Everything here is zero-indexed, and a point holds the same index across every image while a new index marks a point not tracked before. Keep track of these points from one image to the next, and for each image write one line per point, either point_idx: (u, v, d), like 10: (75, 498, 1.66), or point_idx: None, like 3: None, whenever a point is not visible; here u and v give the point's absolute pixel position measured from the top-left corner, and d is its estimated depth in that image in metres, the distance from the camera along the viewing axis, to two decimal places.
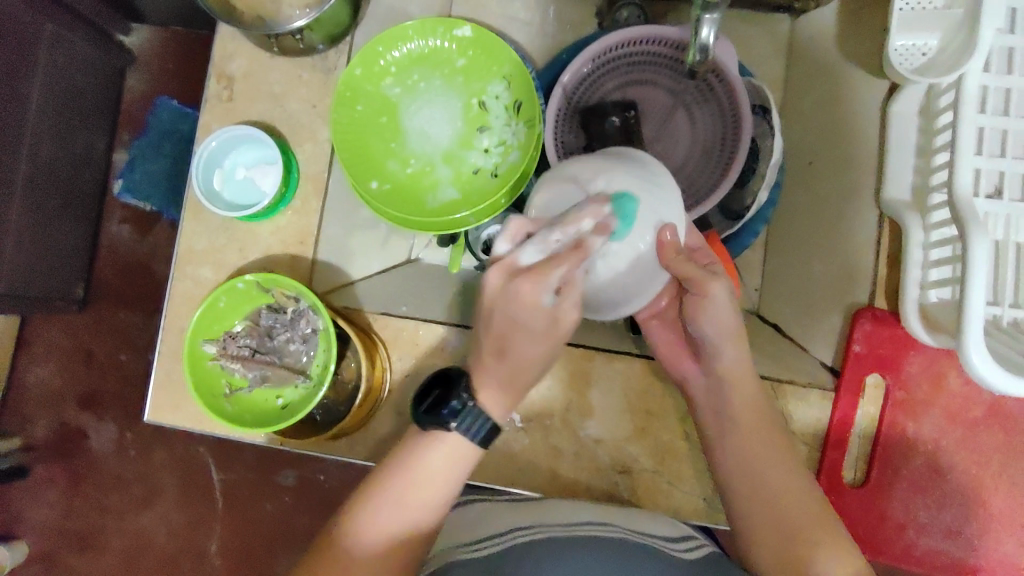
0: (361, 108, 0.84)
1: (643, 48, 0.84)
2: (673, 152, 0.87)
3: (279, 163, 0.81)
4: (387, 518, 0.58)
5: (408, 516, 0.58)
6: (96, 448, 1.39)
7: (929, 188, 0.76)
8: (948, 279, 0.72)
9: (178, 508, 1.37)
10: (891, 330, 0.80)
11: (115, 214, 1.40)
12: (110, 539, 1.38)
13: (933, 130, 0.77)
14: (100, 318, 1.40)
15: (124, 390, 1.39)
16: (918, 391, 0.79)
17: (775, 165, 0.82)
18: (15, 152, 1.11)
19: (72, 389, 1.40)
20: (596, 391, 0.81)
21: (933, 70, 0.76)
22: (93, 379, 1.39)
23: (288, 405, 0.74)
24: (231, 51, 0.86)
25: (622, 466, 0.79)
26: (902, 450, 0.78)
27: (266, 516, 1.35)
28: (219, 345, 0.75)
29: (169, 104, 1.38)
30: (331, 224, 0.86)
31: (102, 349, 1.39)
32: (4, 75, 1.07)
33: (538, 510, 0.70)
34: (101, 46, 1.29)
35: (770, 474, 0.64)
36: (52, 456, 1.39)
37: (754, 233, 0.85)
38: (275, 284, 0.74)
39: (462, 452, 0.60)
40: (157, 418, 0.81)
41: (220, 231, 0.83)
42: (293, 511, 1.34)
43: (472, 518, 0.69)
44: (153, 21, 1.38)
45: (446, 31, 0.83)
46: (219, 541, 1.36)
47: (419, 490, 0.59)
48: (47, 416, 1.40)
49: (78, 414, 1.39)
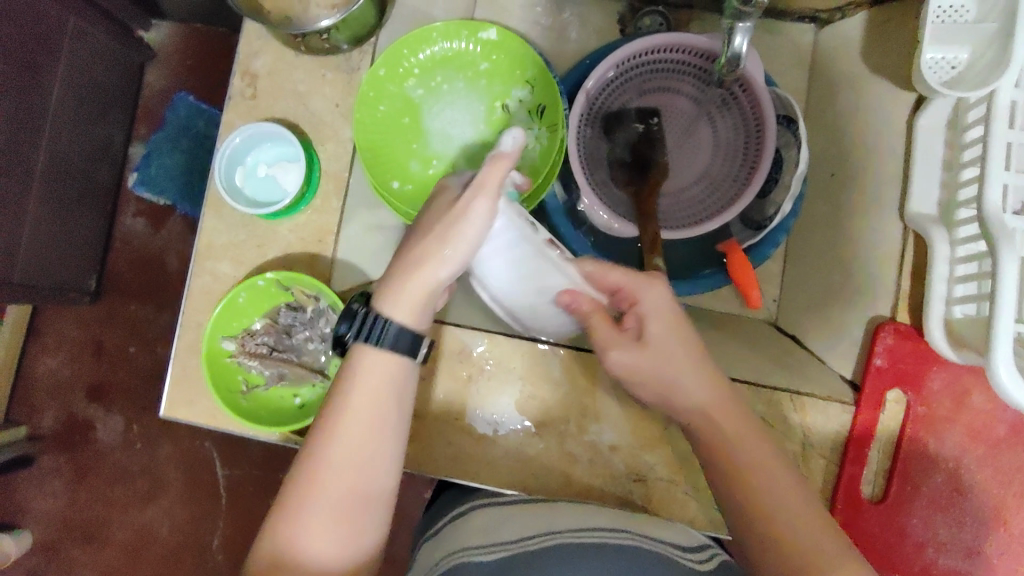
0: (384, 108, 0.83)
1: (667, 56, 0.83)
2: (694, 160, 0.88)
3: (301, 161, 0.81)
4: (328, 486, 0.56)
5: (342, 476, 0.56)
6: (103, 440, 1.39)
7: (956, 203, 0.75)
8: (974, 296, 0.71)
9: (183, 503, 1.37)
10: (914, 344, 0.78)
11: (131, 206, 1.42)
12: (114, 531, 1.38)
13: (960, 145, 0.76)
14: (113, 311, 1.41)
15: (133, 384, 1.40)
16: (941, 408, 0.77)
17: (800, 176, 0.80)
18: (34, 142, 1.12)
19: (81, 381, 1.40)
20: (613, 399, 0.80)
21: (964, 82, 0.75)
22: (103, 371, 1.40)
23: (305, 404, 0.75)
24: (257, 48, 0.85)
25: (638, 475, 0.79)
26: (922, 467, 0.77)
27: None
28: (237, 342, 0.74)
29: (187, 100, 1.39)
30: (351, 223, 0.85)
31: (113, 342, 1.40)
32: (27, 63, 1.07)
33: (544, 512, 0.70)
34: (123, 41, 1.30)
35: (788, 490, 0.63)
36: (59, 448, 1.39)
37: (776, 243, 0.84)
38: (295, 282, 0.74)
39: (374, 421, 0.58)
40: (172, 414, 0.80)
41: (240, 227, 0.83)
42: None
43: (484, 521, 0.71)
44: (174, 17, 1.39)
45: (471, 33, 0.83)
46: (224, 537, 1.36)
47: (348, 456, 0.57)
48: (55, 407, 1.40)
49: (87, 406, 1.40)
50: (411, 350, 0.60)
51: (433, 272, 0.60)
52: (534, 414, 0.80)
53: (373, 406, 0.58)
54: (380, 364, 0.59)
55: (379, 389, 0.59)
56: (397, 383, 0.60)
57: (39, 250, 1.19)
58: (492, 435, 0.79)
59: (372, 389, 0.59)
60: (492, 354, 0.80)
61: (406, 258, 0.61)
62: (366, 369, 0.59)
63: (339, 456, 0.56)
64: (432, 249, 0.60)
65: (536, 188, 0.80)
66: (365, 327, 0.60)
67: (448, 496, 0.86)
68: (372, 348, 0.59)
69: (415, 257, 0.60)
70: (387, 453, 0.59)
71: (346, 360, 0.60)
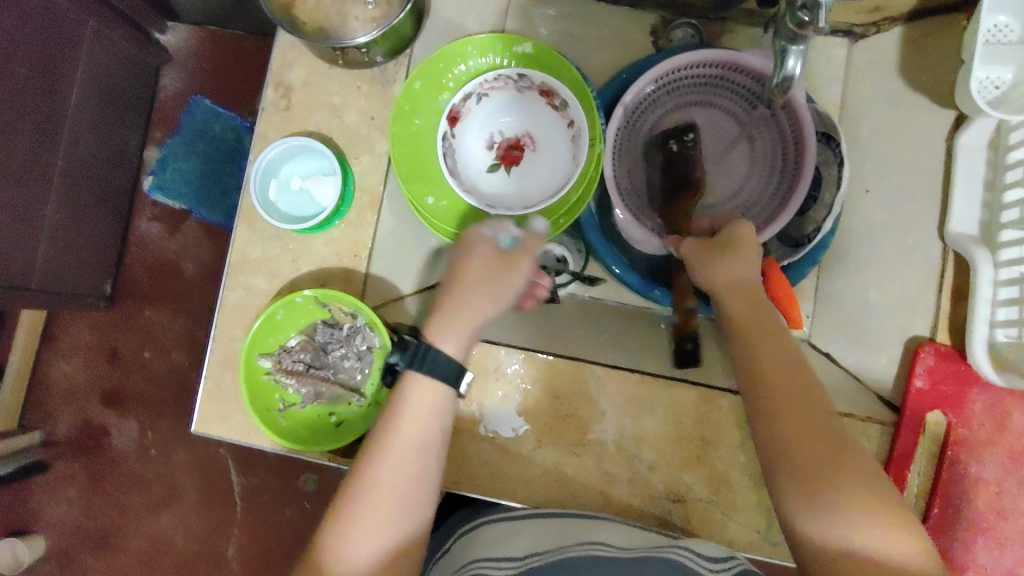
0: (419, 121, 0.82)
1: (704, 71, 0.83)
2: (732, 174, 0.87)
3: (337, 174, 0.81)
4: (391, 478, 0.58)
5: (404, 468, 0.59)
6: (117, 445, 1.38)
7: (998, 224, 0.76)
8: (1017, 319, 0.72)
9: (197, 510, 1.36)
10: (954, 366, 0.78)
11: (146, 211, 1.41)
12: (128, 537, 1.37)
13: (1003, 165, 0.77)
14: (128, 316, 1.40)
15: (147, 390, 1.39)
16: (982, 431, 0.77)
17: (840, 196, 0.80)
18: (53, 147, 1.11)
19: (95, 387, 1.39)
20: (651, 418, 0.79)
21: (1007, 105, 0.75)
22: (117, 377, 1.39)
23: (343, 422, 0.73)
24: (291, 60, 0.85)
25: (676, 495, 0.78)
26: (963, 490, 0.76)
27: (288, 522, 1.35)
28: (274, 359, 0.73)
29: (203, 105, 1.39)
30: (385, 238, 0.84)
31: (128, 347, 1.39)
32: (46, 68, 1.06)
33: (556, 526, 0.70)
34: (139, 44, 1.29)
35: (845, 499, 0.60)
36: (73, 454, 1.39)
37: (814, 262, 0.83)
38: (333, 299, 0.73)
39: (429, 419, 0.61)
40: (204, 430, 0.80)
41: (274, 241, 0.82)
42: (313, 517, 1.34)
43: (494, 535, 0.70)
44: (189, 20, 1.38)
45: (507, 47, 0.82)
46: (238, 544, 1.35)
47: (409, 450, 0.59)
48: (69, 412, 1.39)
49: (101, 411, 1.39)
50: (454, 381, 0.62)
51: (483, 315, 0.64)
52: (570, 431, 0.79)
53: (430, 423, 0.61)
54: (433, 392, 0.61)
55: (436, 411, 0.61)
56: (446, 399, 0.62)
57: (56, 255, 1.18)
58: (529, 452, 0.79)
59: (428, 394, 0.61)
60: (528, 371, 0.80)
61: (463, 294, 0.64)
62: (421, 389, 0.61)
63: (398, 448, 0.59)
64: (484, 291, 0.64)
65: (574, 202, 0.78)
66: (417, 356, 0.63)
67: (464, 509, 0.85)
68: (425, 376, 0.61)
69: (470, 297, 0.64)
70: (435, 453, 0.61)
71: (404, 381, 0.63)
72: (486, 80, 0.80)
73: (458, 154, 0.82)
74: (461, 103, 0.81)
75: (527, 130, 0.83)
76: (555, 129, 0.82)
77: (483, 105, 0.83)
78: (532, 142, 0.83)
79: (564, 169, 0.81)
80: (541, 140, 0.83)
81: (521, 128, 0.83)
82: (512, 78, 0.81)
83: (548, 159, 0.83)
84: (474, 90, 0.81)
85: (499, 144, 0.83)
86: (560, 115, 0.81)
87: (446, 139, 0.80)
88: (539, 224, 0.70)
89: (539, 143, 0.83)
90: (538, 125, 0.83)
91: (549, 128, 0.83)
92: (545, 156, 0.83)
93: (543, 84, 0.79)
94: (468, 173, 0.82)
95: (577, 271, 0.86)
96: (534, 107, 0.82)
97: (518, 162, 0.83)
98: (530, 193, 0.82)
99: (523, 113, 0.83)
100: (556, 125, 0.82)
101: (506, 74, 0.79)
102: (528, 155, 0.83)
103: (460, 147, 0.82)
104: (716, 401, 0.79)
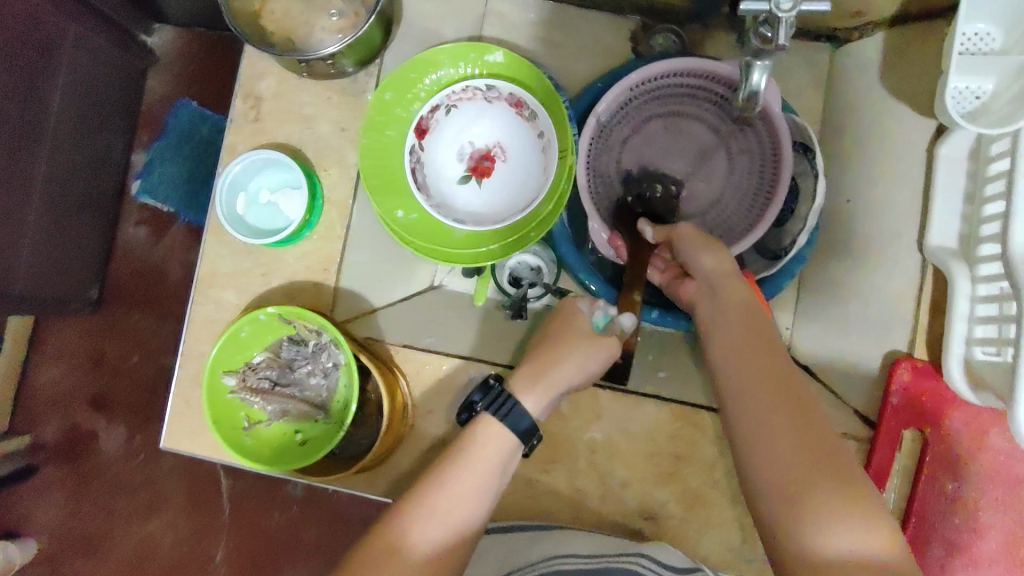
0: (392, 133, 0.80)
1: (680, 80, 0.82)
2: (708, 184, 0.85)
3: (303, 188, 0.79)
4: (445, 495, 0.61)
5: (461, 495, 0.61)
6: (105, 450, 1.38)
7: (977, 238, 0.73)
8: (994, 337, 0.69)
9: (184, 514, 1.36)
10: (930, 382, 0.76)
11: (132, 216, 1.39)
12: (116, 541, 1.37)
13: (983, 178, 0.74)
14: (113, 321, 1.39)
15: (135, 395, 1.39)
16: (960, 448, 0.75)
17: (817, 209, 0.78)
18: (32, 152, 1.10)
19: (82, 392, 1.39)
20: (624, 434, 0.78)
21: (983, 118, 0.73)
22: (105, 381, 1.39)
23: (308, 441, 0.72)
24: (261, 70, 0.83)
25: (649, 512, 0.77)
26: (939, 508, 0.75)
27: (274, 526, 1.34)
28: (238, 378, 0.72)
29: (190, 107, 1.35)
30: (355, 251, 0.83)
31: (114, 352, 1.39)
32: (24, 73, 1.05)
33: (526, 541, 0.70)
34: (122, 45, 1.28)
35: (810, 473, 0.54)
36: (61, 459, 1.39)
37: (791, 275, 0.81)
38: (298, 317, 0.72)
39: (492, 454, 0.64)
40: (173, 446, 0.80)
41: (243, 255, 0.81)
42: (302, 521, 1.34)
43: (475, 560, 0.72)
44: (175, 21, 1.37)
45: (479, 56, 0.79)
46: (225, 550, 1.35)
47: (465, 482, 0.62)
48: (58, 417, 1.39)
49: (89, 416, 1.39)
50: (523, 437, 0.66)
51: (563, 377, 0.68)
52: (542, 448, 0.78)
53: (494, 461, 0.63)
54: (500, 437, 0.64)
55: (500, 451, 0.64)
56: (507, 453, 0.64)
57: (38, 261, 1.17)
58: None
59: (493, 437, 0.64)
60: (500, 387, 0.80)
61: (549, 352, 0.69)
62: (489, 438, 0.64)
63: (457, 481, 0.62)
64: (563, 350, 0.69)
65: (546, 214, 0.77)
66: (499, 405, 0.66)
67: None
68: (500, 424, 0.65)
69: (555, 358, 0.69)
70: (489, 490, 0.63)
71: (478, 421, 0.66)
72: (454, 91, 0.79)
73: (428, 167, 0.80)
74: (430, 114, 0.78)
75: (497, 140, 0.82)
76: (524, 138, 0.81)
77: (451, 117, 0.80)
78: (502, 152, 0.82)
79: (536, 179, 0.80)
80: (512, 149, 0.82)
81: (491, 137, 0.82)
82: (479, 89, 0.79)
83: (519, 169, 0.81)
84: (442, 101, 0.79)
85: (470, 156, 0.82)
86: (530, 124, 0.80)
87: (415, 152, 0.78)
88: (624, 321, 0.71)
89: (510, 153, 0.82)
90: (508, 134, 0.82)
91: (519, 137, 0.81)
92: (516, 166, 0.81)
93: (511, 95, 0.79)
94: (439, 188, 0.81)
95: (550, 283, 0.85)
96: (502, 117, 0.81)
97: (490, 173, 0.81)
98: (501, 205, 0.81)
99: (492, 123, 0.81)
100: (526, 133, 0.81)
101: (473, 84, 0.78)
102: (500, 166, 0.82)
103: (429, 161, 0.80)
104: (690, 418, 0.78)
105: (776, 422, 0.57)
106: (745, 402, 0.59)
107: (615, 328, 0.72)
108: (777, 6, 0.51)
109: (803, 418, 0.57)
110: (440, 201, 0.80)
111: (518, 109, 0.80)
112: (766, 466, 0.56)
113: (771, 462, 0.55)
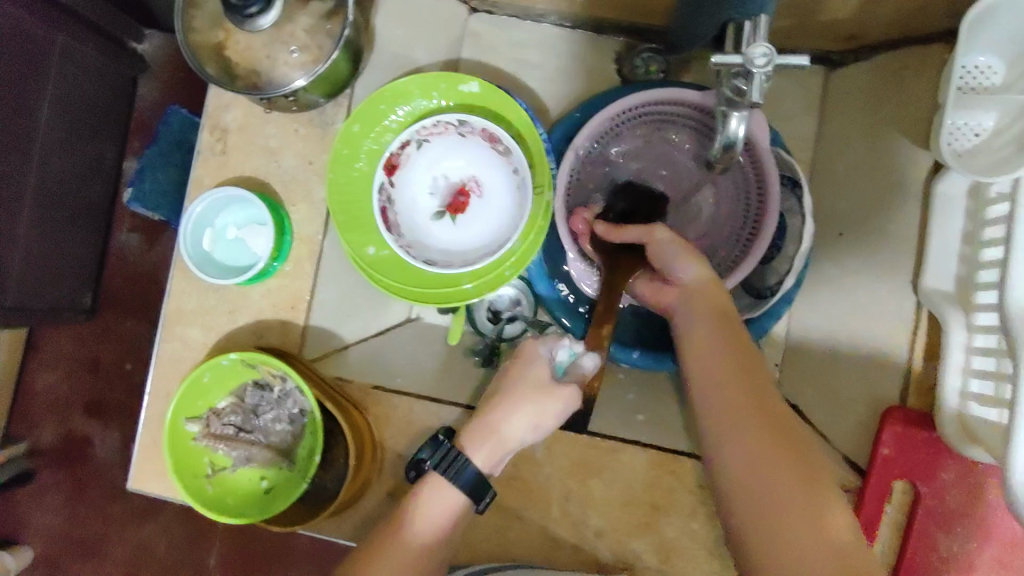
0: (361, 166, 0.77)
1: (669, 109, 0.78)
2: (693, 217, 0.81)
3: (269, 226, 0.77)
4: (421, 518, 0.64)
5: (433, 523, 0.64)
6: (100, 456, 1.29)
7: (975, 284, 0.70)
8: (993, 397, 0.65)
9: (179, 520, 1.28)
10: (923, 434, 0.72)
11: (125, 222, 1.29)
12: (114, 545, 1.28)
13: (983, 220, 0.70)
14: (110, 327, 1.29)
15: (129, 400, 1.29)
16: (953, 500, 0.72)
17: (805, 251, 0.75)
18: (23, 161, 1.01)
19: (78, 396, 1.29)
20: (598, 480, 0.76)
21: (982, 156, 0.70)
22: (98, 387, 1.29)
23: (272, 489, 0.70)
24: (227, 101, 0.81)
25: (624, 563, 0.74)
26: (932, 564, 0.71)
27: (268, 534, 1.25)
28: (202, 424, 0.71)
29: (179, 113, 1.22)
30: (323, 287, 0.81)
31: (109, 357, 1.29)
32: (8, 83, 0.96)
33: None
34: (109, 53, 1.18)
35: (767, 463, 0.51)
36: (57, 462, 1.29)
37: (776, 316, 0.79)
38: (261, 362, 0.70)
39: (450, 501, 0.65)
40: (140, 486, 0.78)
41: (209, 292, 0.79)
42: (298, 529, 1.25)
43: None
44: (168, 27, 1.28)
45: (451, 87, 0.76)
46: (220, 556, 1.26)
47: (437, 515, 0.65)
48: (54, 421, 1.29)
49: (85, 422, 1.29)
50: (475, 495, 0.66)
51: (523, 431, 0.67)
52: (513, 494, 0.76)
53: (445, 517, 0.65)
54: (449, 498, 0.65)
55: (451, 510, 0.65)
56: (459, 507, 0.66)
57: (33, 268, 1.08)
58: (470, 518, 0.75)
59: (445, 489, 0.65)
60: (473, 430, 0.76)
61: (500, 407, 0.68)
62: (442, 493, 0.65)
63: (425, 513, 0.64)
64: (528, 393, 0.68)
65: (521, 252, 0.74)
66: (449, 465, 0.65)
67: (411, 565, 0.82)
68: (446, 484, 0.65)
69: (505, 412, 0.68)
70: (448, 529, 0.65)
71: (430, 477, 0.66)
72: (424, 126, 0.75)
73: (399, 205, 0.77)
74: (400, 149, 0.75)
75: (472, 174, 0.79)
76: (501, 171, 0.78)
77: (423, 152, 0.77)
78: (479, 185, 0.79)
79: (513, 215, 0.77)
80: (489, 183, 0.79)
81: (466, 171, 0.79)
82: (452, 124, 0.76)
83: (496, 204, 0.78)
84: (413, 136, 0.76)
85: (444, 192, 0.79)
86: (505, 159, 0.77)
87: (384, 190, 0.75)
88: (586, 363, 0.68)
89: (486, 186, 0.79)
90: (484, 167, 0.78)
91: (496, 170, 0.78)
92: (493, 201, 0.78)
93: (485, 130, 0.75)
94: (414, 225, 0.78)
95: (530, 319, 0.86)
96: (477, 152, 0.78)
97: (467, 208, 0.78)
98: (476, 241, 0.78)
99: (467, 157, 0.78)
100: (502, 167, 0.78)
101: (444, 119, 0.75)
102: (476, 201, 0.79)
103: (401, 196, 0.77)
104: (666, 464, 0.75)
105: (787, 503, 0.49)
106: (736, 454, 0.52)
107: (575, 372, 0.69)
108: (751, 62, 0.49)
109: (802, 472, 0.51)
110: (414, 239, 0.77)
111: (492, 143, 0.76)
112: (767, 538, 0.49)
113: (779, 550, 0.49)
